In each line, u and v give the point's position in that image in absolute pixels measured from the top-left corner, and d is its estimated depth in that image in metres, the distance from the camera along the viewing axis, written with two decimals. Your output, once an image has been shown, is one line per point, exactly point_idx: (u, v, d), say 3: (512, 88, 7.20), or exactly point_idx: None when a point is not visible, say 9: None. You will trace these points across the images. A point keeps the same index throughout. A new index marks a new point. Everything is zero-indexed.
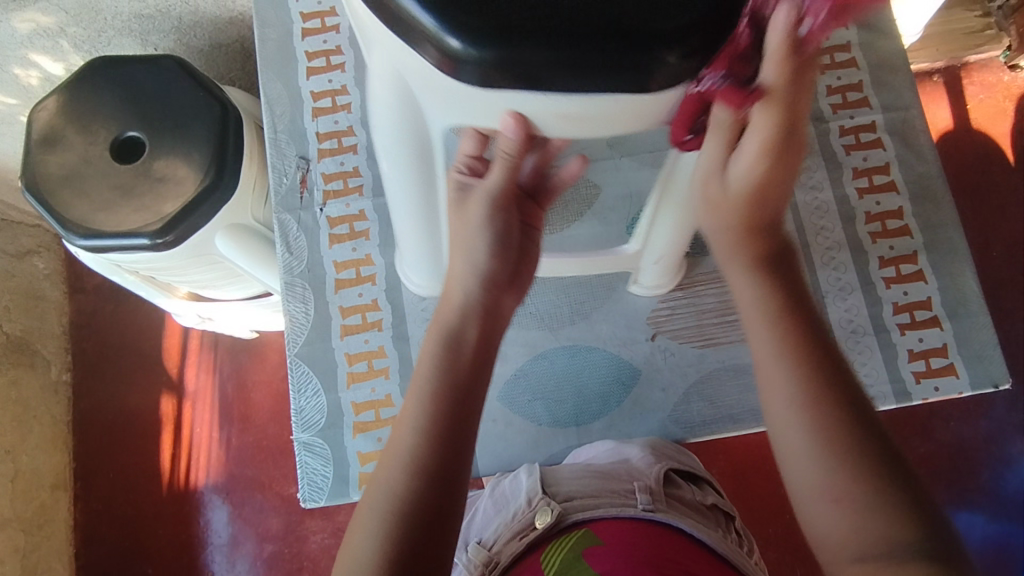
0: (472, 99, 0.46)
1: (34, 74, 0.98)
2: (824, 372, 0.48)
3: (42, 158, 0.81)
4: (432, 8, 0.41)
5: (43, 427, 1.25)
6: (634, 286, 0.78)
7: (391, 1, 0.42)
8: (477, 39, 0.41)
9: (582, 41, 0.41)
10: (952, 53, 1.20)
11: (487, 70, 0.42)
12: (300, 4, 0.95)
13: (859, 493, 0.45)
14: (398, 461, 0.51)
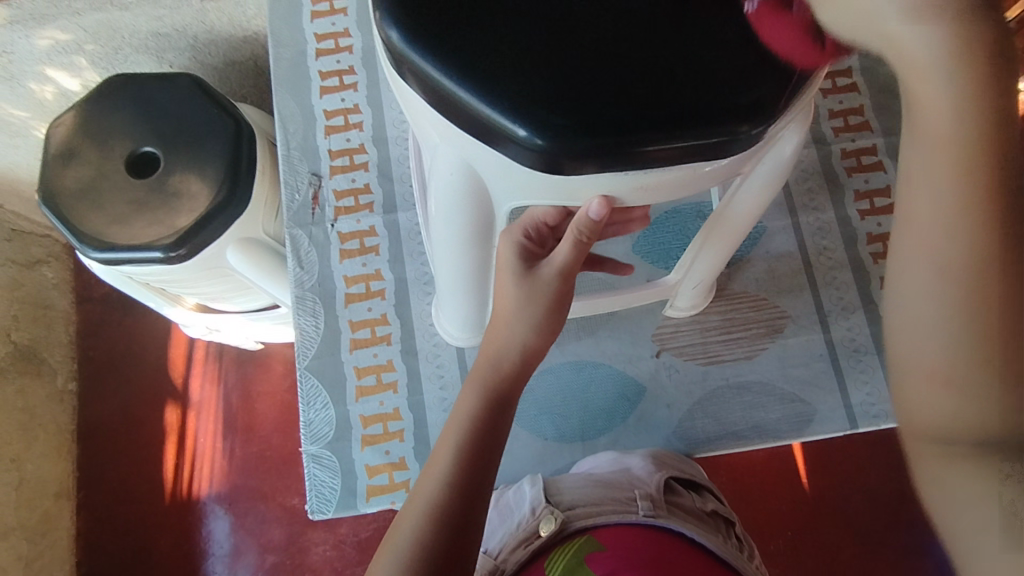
0: (547, 182, 0.47)
1: (49, 90, 1.01)
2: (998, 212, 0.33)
3: (59, 173, 0.83)
4: (502, 107, 0.43)
5: (49, 435, 1.25)
6: (670, 309, 0.79)
7: (451, 99, 0.44)
8: (550, 132, 0.43)
9: (649, 127, 0.43)
10: None
11: (555, 158, 0.44)
12: (315, 26, 0.97)
13: (985, 371, 0.32)
14: (437, 471, 0.53)
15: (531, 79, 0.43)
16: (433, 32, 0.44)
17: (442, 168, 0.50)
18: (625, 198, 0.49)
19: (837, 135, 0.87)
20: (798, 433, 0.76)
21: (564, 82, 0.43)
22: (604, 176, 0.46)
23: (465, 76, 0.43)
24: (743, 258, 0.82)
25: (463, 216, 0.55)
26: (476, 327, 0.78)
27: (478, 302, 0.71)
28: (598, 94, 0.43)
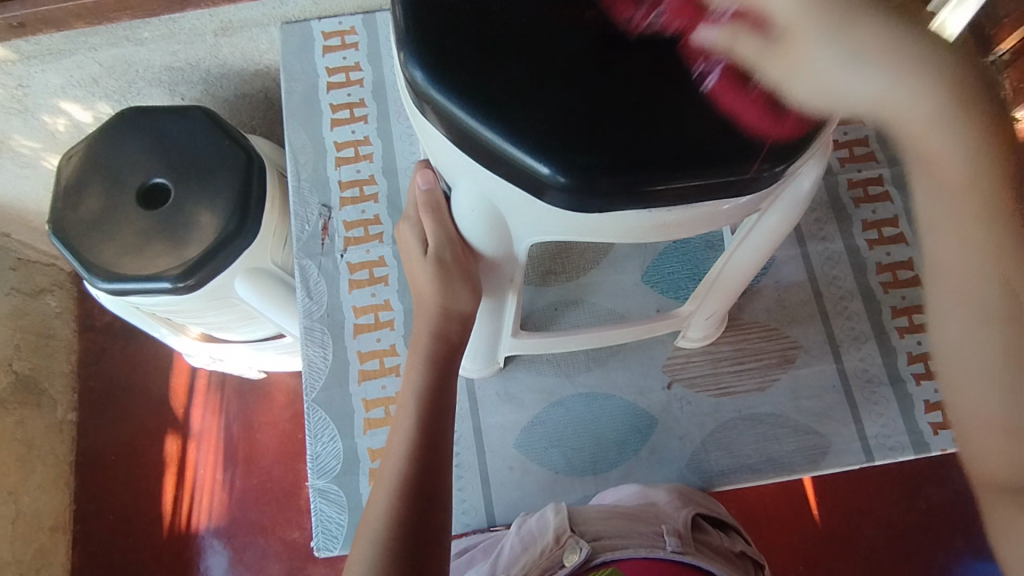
0: (568, 220, 0.48)
1: (62, 121, 1.02)
2: None
3: (70, 205, 0.84)
4: (529, 146, 0.43)
5: (46, 467, 1.23)
6: (682, 339, 0.78)
7: (477, 136, 0.44)
8: (573, 171, 0.43)
9: (677, 164, 0.43)
10: None
11: (579, 196, 0.44)
12: (326, 60, 0.99)
13: None
14: (385, 493, 0.56)
15: (562, 117, 0.43)
16: (459, 68, 0.44)
17: (463, 205, 0.52)
18: (644, 235, 0.50)
19: (844, 165, 0.88)
20: (813, 466, 0.75)
21: (590, 120, 0.43)
22: (624, 215, 0.47)
23: (490, 116, 0.44)
24: (752, 288, 0.82)
25: (487, 243, 0.55)
26: (489, 358, 0.75)
27: (494, 334, 0.70)
28: (624, 131, 0.43)
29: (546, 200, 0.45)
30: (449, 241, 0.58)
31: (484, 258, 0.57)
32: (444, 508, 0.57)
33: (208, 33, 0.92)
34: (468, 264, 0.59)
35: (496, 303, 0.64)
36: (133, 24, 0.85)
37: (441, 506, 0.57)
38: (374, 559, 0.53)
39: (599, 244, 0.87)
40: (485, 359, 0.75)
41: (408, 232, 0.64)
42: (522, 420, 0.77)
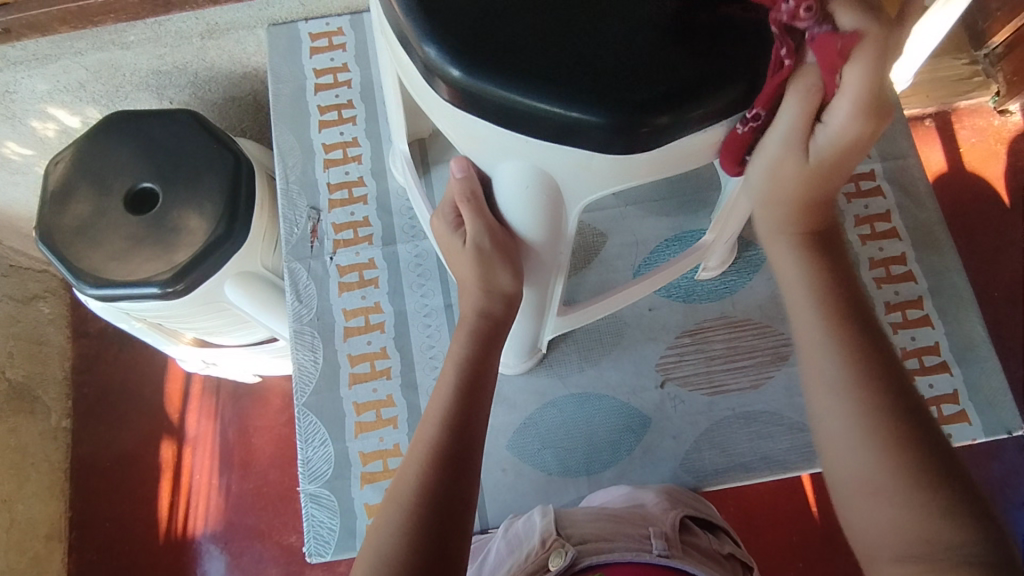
0: (607, 167, 0.46)
1: (51, 127, 1.02)
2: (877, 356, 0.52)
3: (58, 210, 0.83)
4: (553, 95, 0.41)
5: (41, 474, 1.23)
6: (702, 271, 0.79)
7: (496, 96, 0.42)
8: (606, 109, 0.41)
9: (699, 91, 0.42)
10: (942, 99, 1.26)
11: (610, 136, 0.42)
12: (314, 61, 0.98)
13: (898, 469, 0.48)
14: (418, 460, 0.55)
15: (577, 60, 0.42)
16: (462, 35, 0.42)
17: (506, 181, 0.49)
18: (687, 162, 0.48)
19: None
20: (809, 463, 0.74)
21: (620, 46, 0.42)
22: (675, 142, 0.44)
23: (513, 77, 0.41)
24: (745, 285, 0.80)
25: (532, 218, 0.52)
26: (531, 348, 0.73)
27: (537, 321, 0.68)
28: (640, 64, 0.42)
29: (582, 146, 0.43)
30: (487, 229, 0.54)
31: (530, 234, 0.54)
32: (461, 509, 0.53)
33: (195, 35, 0.91)
34: (511, 247, 0.55)
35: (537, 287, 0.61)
36: (119, 27, 0.85)
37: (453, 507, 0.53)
38: (395, 534, 0.51)
39: (589, 245, 0.83)
40: (527, 350, 0.73)
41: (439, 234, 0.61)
42: (514, 422, 0.76)
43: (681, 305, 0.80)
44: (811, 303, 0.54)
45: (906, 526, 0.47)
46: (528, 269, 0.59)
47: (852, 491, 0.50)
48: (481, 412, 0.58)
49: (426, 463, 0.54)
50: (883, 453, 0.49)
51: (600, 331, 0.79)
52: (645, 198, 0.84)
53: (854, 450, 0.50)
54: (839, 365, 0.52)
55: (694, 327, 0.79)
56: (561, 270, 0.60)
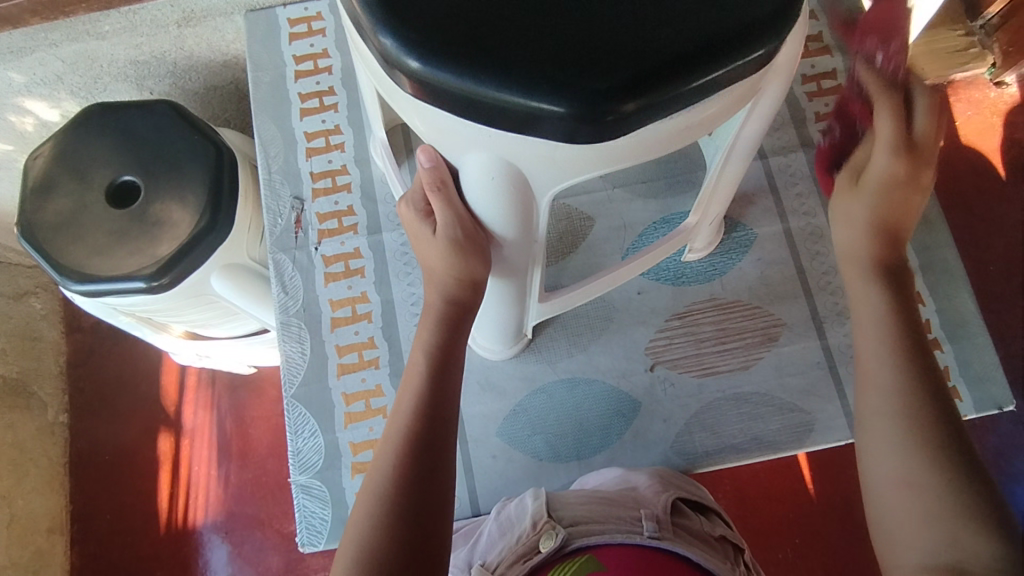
0: (574, 156, 0.44)
1: (30, 121, 1.00)
2: (921, 373, 0.54)
3: (38, 205, 0.82)
4: (510, 84, 0.39)
5: (40, 469, 1.23)
6: (689, 255, 0.79)
7: (453, 87, 0.40)
8: (565, 95, 0.39)
9: (661, 74, 0.40)
10: (941, 72, 1.24)
11: (573, 125, 0.40)
12: (293, 47, 0.96)
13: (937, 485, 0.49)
14: (390, 451, 0.55)
15: (535, 49, 0.40)
16: (418, 24, 0.40)
17: (476, 171, 0.48)
18: (661, 146, 0.46)
19: None
20: (799, 444, 0.74)
21: (583, 30, 0.40)
22: (643, 129, 0.43)
23: (472, 65, 0.40)
24: (734, 267, 0.80)
25: (505, 211, 0.51)
26: (516, 334, 0.73)
27: (517, 307, 0.67)
28: (603, 47, 0.40)
29: (545, 136, 0.42)
30: (457, 219, 0.54)
31: (499, 228, 0.53)
32: (439, 500, 0.54)
33: (171, 23, 0.89)
34: (481, 240, 0.55)
35: (508, 276, 0.61)
36: (92, 17, 0.83)
37: (428, 499, 0.53)
38: (372, 527, 0.51)
39: (576, 229, 0.82)
40: (509, 337, 0.73)
41: (412, 220, 0.61)
42: (504, 408, 0.75)
43: (670, 288, 0.79)
44: (881, 326, 0.58)
45: (941, 532, 0.47)
46: (496, 261, 0.58)
47: (892, 490, 0.51)
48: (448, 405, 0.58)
49: (401, 451, 0.55)
50: (923, 460, 0.50)
51: (588, 315, 0.78)
52: (632, 181, 0.84)
53: (896, 451, 0.52)
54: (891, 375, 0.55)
55: (683, 310, 0.78)
56: (537, 260, 0.59)
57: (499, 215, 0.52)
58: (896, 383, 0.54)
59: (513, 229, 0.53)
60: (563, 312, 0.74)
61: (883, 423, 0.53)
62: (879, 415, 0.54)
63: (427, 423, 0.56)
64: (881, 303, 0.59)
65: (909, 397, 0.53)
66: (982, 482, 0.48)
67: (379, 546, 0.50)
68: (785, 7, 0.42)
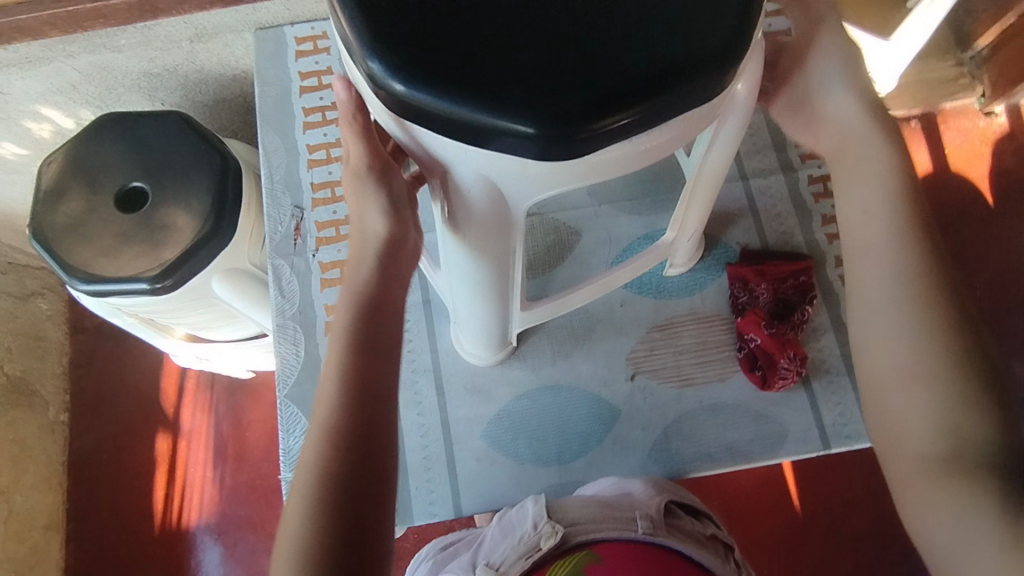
0: (545, 170, 0.48)
1: (46, 128, 1.05)
2: (929, 255, 0.53)
3: (51, 208, 0.86)
4: (486, 107, 0.43)
5: (39, 466, 1.26)
6: (670, 269, 0.82)
7: (436, 109, 0.44)
8: (535, 118, 0.43)
9: (623, 98, 0.43)
10: (928, 100, 1.28)
11: (545, 145, 0.44)
12: (299, 64, 1.01)
13: (942, 368, 0.50)
14: (317, 441, 0.52)
15: (509, 75, 0.43)
16: (403, 52, 0.44)
17: (457, 185, 0.51)
18: (626, 164, 0.50)
19: (805, 161, 0.88)
20: (772, 453, 0.77)
21: (550, 59, 0.44)
22: (608, 150, 0.47)
23: (452, 90, 0.43)
24: (713, 282, 0.83)
25: (484, 222, 0.54)
26: (502, 341, 0.76)
27: (504, 313, 0.69)
28: (570, 74, 0.43)
29: (517, 153, 0.45)
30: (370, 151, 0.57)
31: (474, 238, 0.56)
32: (376, 492, 0.51)
33: (183, 39, 0.94)
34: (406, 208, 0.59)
35: (495, 284, 0.63)
36: (109, 32, 0.87)
37: (363, 491, 0.50)
38: (304, 527, 0.49)
39: (563, 242, 0.85)
40: (498, 343, 0.76)
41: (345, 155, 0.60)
42: (488, 413, 0.78)
43: (651, 300, 0.82)
44: (882, 208, 0.55)
45: (947, 421, 0.49)
46: (466, 265, 0.61)
47: (899, 383, 0.51)
48: (384, 384, 0.55)
49: (327, 444, 0.51)
50: (931, 329, 0.51)
51: (572, 326, 0.82)
52: (618, 198, 0.87)
53: (906, 347, 0.51)
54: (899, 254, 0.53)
55: (663, 322, 0.81)
56: (515, 265, 0.62)
57: (469, 222, 0.55)
58: (896, 271, 0.53)
59: (487, 238, 0.56)
60: (548, 320, 0.77)
61: (890, 318, 0.52)
62: (884, 288, 0.53)
63: (358, 405, 0.53)
64: (885, 183, 0.56)
65: (922, 279, 0.52)
66: (985, 366, 0.50)
67: (313, 546, 0.48)
68: (739, 38, 0.46)
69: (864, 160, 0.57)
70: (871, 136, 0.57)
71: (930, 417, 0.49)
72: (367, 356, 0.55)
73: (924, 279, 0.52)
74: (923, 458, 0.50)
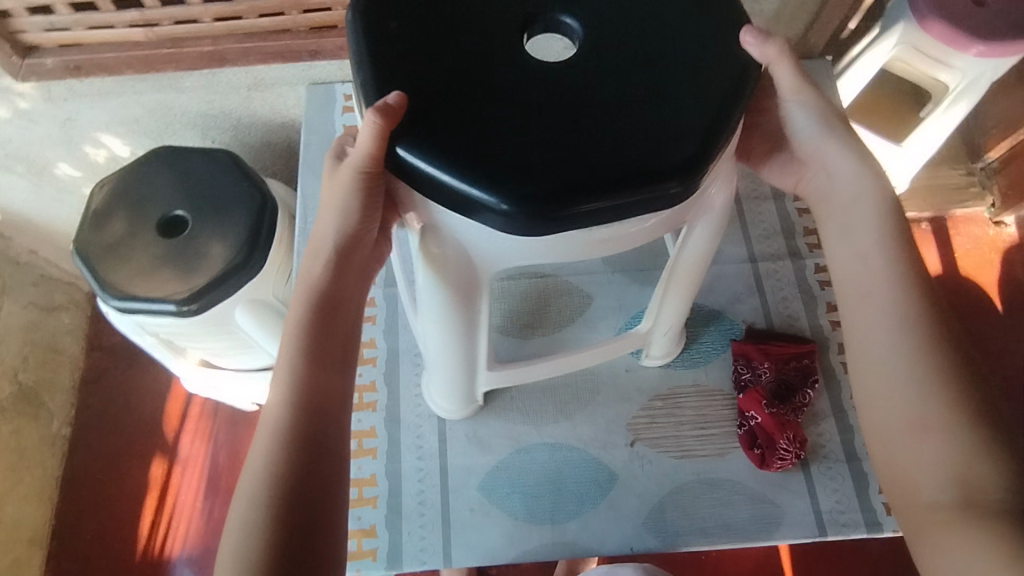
0: (511, 245, 0.56)
1: (102, 153, 1.14)
2: (928, 315, 0.60)
3: (97, 227, 0.92)
4: (469, 181, 0.51)
5: (34, 478, 1.27)
6: (647, 359, 0.83)
7: (427, 177, 0.52)
8: (506, 197, 0.50)
9: (586, 189, 0.51)
10: (939, 205, 1.33)
11: (512, 219, 0.51)
12: (344, 117, 1.08)
13: (945, 419, 0.56)
14: (266, 436, 0.58)
15: (491, 160, 0.52)
16: (408, 129, 0.53)
17: (433, 245, 0.57)
18: (586, 249, 0.57)
19: (812, 250, 0.92)
20: (767, 535, 0.76)
21: (528, 151, 0.52)
22: (568, 234, 0.54)
23: (442, 163, 0.52)
24: (718, 356, 0.85)
25: (455, 292, 0.60)
26: (468, 398, 0.78)
27: (472, 371, 0.73)
28: (543, 167, 0.52)
29: (489, 223, 0.52)
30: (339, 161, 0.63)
31: (445, 305, 0.61)
32: (314, 494, 0.57)
33: (242, 87, 1.02)
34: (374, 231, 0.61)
35: (466, 349, 0.68)
36: (177, 75, 0.96)
37: (300, 491, 0.56)
38: (247, 515, 0.55)
39: (575, 303, 0.89)
40: (463, 400, 0.78)
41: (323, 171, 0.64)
42: (487, 464, 0.79)
43: (656, 369, 0.84)
44: (885, 267, 0.62)
45: (957, 473, 0.55)
46: (437, 327, 0.65)
47: (905, 432, 0.57)
48: (333, 393, 0.60)
49: (278, 441, 0.57)
50: (936, 385, 0.57)
51: (576, 386, 0.84)
52: (631, 267, 0.91)
53: (913, 400, 0.57)
54: (902, 313, 0.60)
55: (666, 392, 0.83)
56: (483, 333, 0.67)
57: (438, 282, 0.59)
58: (899, 324, 0.60)
59: (453, 302, 0.61)
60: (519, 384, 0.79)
61: (894, 369, 0.59)
62: (890, 343, 0.59)
63: (309, 410, 0.59)
64: (886, 241, 0.62)
65: (925, 337, 0.59)
66: (985, 416, 0.57)
67: (254, 534, 0.54)
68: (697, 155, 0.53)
69: (852, 223, 0.64)
70: (868, 198, 0.63)
71: (940, 464, 0.56)
72: (322, 362, 0.60)
73: (926, 340, 0.59)
74: (938, 502, 0.55)
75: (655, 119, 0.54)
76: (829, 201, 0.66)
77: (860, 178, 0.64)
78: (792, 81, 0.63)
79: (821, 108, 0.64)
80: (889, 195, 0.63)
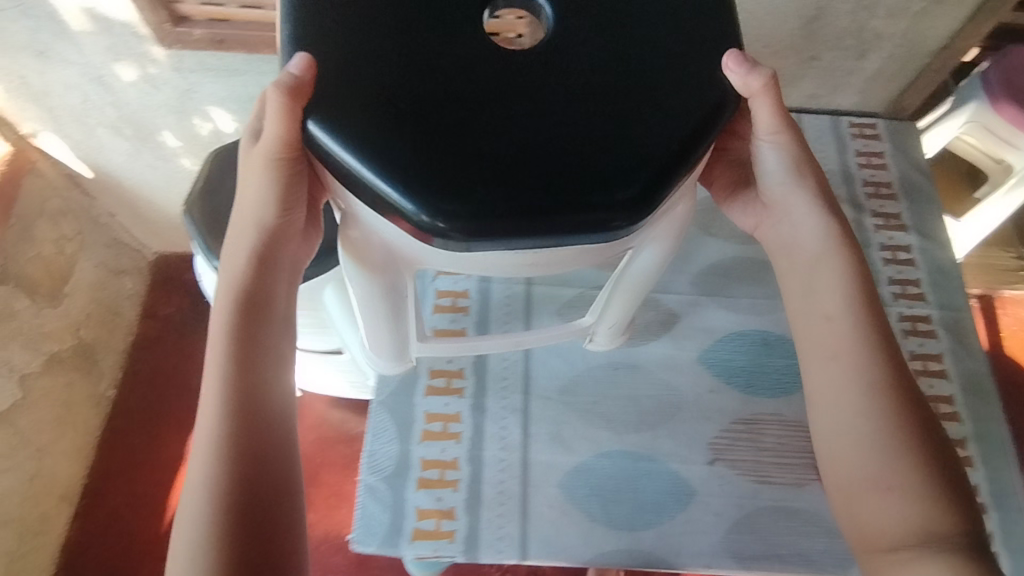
0: (442, 260, 0.57)
1: (208, 127, 1.19)
2: (890, 375, 0.64)
3: (209, 194, 0.96)
4: (398, 191, 0.52)
5: (75, 435, 1.37)
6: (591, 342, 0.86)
7: (357, 180, 0.53)
8: (434, 213, 0.51)
9: (515, 217, 0.52)
10: (988, 284, 1.37)
11: (441, 238, 0.52)
12: None
13: (906, 472, 0.60)
14: (208, 434, 0.58)
15: (422, 170, 0.52)
16: (338, 125, 0.53)
17: (353, 230, 0.58)
18: (517, 269, 0.59)
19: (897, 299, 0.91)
20: (843, 570, 0.76)
21: (462, 167, 0.53)
22: (495, 254, 0.55)
23: (369, 167, 0.52)
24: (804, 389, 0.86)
25: (376, 280, 0.62)
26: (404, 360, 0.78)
27: (402, 343, 0.74)
28: (474, 185, 0.52)
29: (414, 236, 0.54)
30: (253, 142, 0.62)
31: (363, 291, 0.63)
32: (268, 489, 0.57)
33: None
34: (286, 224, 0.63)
35: (395, 326, 0.70)
36: None
37: (254, 484, 0.57)
38: (202, 519, 0.55)
39: (663, 319, 0.90)
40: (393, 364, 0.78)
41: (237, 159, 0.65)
42: (567, 463, 0.80)
43: (739, 393, 0.85)
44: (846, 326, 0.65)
45: (913, 524, 0.58)
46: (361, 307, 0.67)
47: (867, 490, 0.61)
48: (273, 387, 0.61)
49: (222, 439, 0.57)
50: (894, 438, 0.61)
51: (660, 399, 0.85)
52: (720, 293, 0.93)
53: (877, 457, 0.61)
54: (871, 372, 0.64)
55: (750, 417, 0.84)
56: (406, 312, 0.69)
57: (357, 268, 0.61)
58: (864, 389, 0.63)
59: (379, 288, 0.63)
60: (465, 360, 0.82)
61: (857, 430, 0.62)
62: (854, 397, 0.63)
63: (244, 406, 0.59)
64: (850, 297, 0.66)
65: (885, 392, 0.63)
66: (943, 473, 0.61)
67: (214, 533, 0.54)
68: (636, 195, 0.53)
69: (821, 279, 0.67)
70: (829, 258, 0.67)
71: (901, 519, 0.59)
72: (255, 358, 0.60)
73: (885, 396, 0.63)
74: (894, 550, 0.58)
75: (598, 153, 0.54)
76: (795, 253, 0.70)
77: (825, 238, 0.68)
78: (770, 119, 0.64)
79: (794, 154, 0.68)
80: (852, 254, 0.67)
